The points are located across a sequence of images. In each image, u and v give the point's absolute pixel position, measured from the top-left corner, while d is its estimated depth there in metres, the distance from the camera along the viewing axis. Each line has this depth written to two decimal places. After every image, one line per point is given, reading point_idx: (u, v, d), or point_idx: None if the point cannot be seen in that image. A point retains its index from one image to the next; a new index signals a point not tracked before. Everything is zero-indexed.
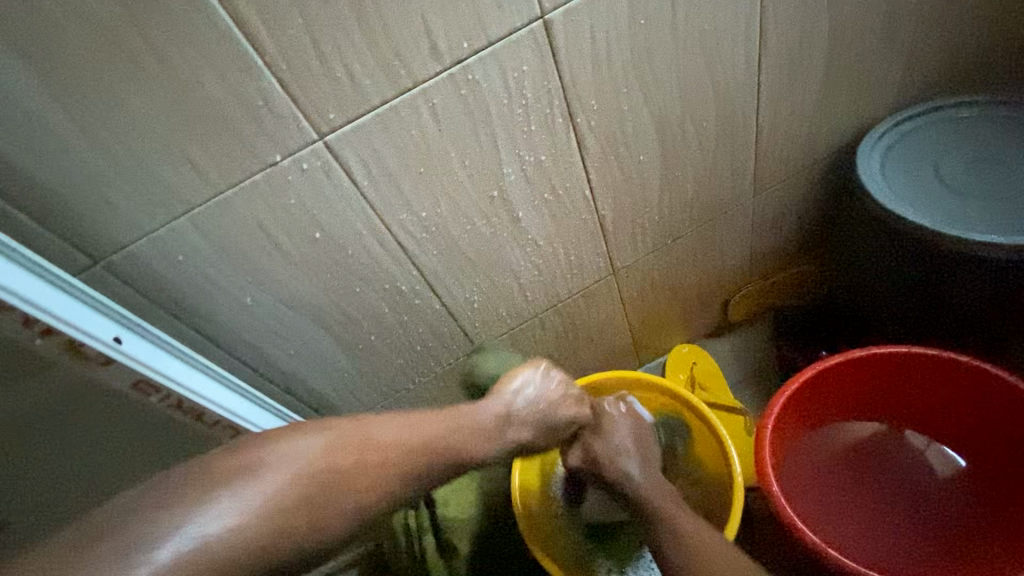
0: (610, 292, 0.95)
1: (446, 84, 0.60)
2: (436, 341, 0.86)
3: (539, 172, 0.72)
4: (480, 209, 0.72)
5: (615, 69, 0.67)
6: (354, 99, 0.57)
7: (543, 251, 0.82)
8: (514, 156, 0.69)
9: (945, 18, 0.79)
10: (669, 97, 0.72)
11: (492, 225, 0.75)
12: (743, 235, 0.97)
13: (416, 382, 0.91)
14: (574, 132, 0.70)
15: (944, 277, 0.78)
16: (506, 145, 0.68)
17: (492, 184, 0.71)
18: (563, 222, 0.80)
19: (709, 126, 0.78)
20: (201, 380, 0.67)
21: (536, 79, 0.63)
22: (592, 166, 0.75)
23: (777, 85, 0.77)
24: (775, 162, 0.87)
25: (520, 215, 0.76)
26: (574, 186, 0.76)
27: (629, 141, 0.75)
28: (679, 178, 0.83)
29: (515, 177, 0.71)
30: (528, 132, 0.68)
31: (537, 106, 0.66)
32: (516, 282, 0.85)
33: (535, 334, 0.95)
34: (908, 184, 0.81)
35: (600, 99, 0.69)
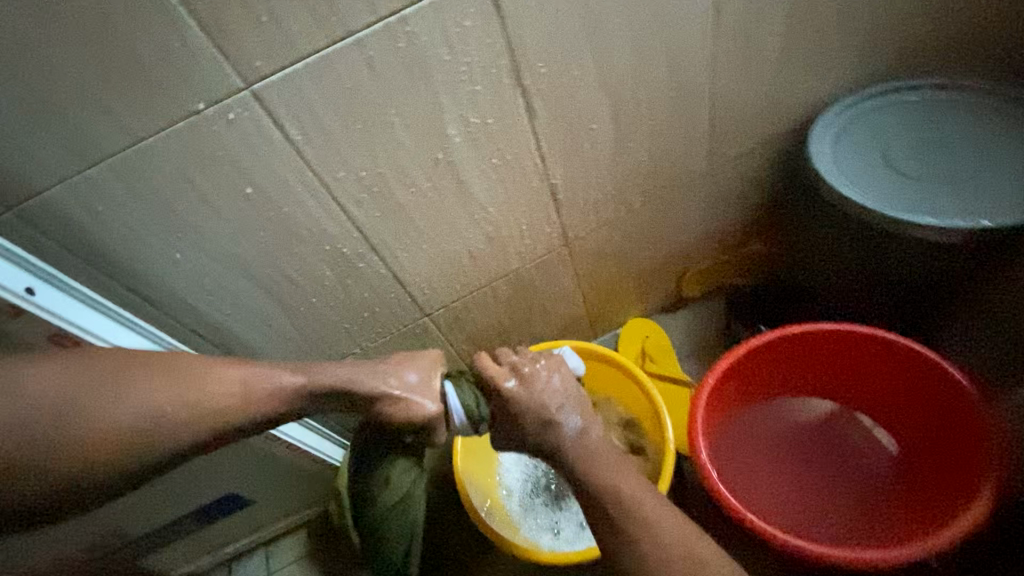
0: (563, 263, 0.94)
1: (382, 35, 0.57)
2: (383, 304, 0.85)
3: (486, 135, 0.70)
4: (425, 170, 0.71)
5: (565, 33, 0.65)
6: (285, 47, 0.54)
7: (493, 218, 0.81)
8: (460, 116, 0.67)
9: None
10: (623, 60, 0.70)
11: (439, 188, 0.74)
12: (699, 210, 0.97)
13: (366, 347, 0.90)
14: (523, 95, 0.68)
15: (886, 257, 0.79)
16: (450, 104, 0.66)
17: (437, 145, 0.69)
18: (515, 188, 0.79)
19: (665, 95, 0.77)
20: (133, 339, 0.64)
21: (480, 38, 0.61)
22: (542, 130, 0.73)
23: (735, 57, 0.76)
24: (732, 134, 0.86)
25: (466, 178, 0.74)
26: (525, 151, 0.75)
27: (582, 108, 0.73)
28: (634, 147, 0.82)
29: (460, 139, 0.69)
30: (472, 92, 0.65)
31: (483, 63, 0.63)
32: (465, 250, 0.84)
33: (487, 303, 0.95)
34: (854, 165, 0.82)
35: (547, 62, 0.67)
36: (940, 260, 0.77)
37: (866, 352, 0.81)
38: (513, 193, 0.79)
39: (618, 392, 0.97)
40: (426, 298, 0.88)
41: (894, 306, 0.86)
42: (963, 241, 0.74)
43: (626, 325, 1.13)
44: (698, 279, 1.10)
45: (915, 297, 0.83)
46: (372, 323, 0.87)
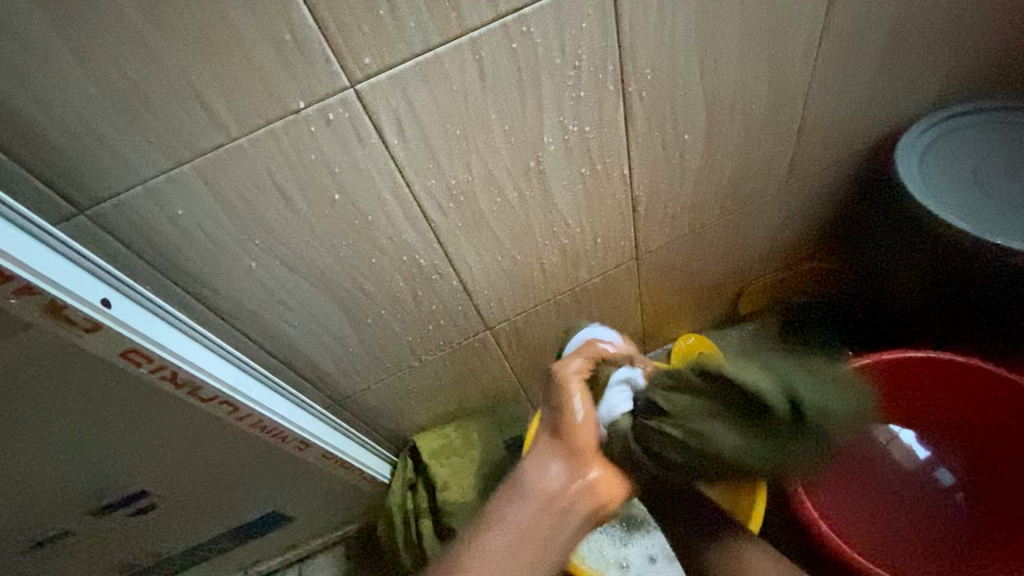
0: (630, 278, 0.91)
1: (499, 34, 0.53)
2: (450, 317, 0.81)
3: (581, 144, 0.66)
4: (516, 179, 0.66)
5: (677, 39, 0.61)
6: (398, 43, 0.50)
7: (573, 229, 0.77)
8: (560, 123, 0.63)
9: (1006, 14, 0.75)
10: (727, 71, 0.67)
11: (525, 198, 0.69)
12: (769, 225, 0.94)
13: (426, 360, 0.86)
14: (624, 103, 0.64)
15: (980, 284, 0.77)
16: (552, 110, 0.61)
17: (531, 153, 0.65)
18: (598, 199, 0.75)
19: (759, 108, 0.73)
20: (203, 357, 0.59)
21: (595, 41, 0.57)
22: (636, 141, 0.69)
23: (832, 71, 0.73)
24: (813, 151, 0.84)
25: (553, 189, 0.70)
26: (616, 161, 0.71)
27: (679, 118, 0.69)
28: (719, 160, 0.78)
29: (555, 147, 0.65)
30: (576, 97, 0.61)
31: (592, 67, 0.59)
32: (539, 262, 0.80)
33: (550, 317, 0.91)
34: (944, 186, 0.79)
35: (655, 68, 0.63)
36: None
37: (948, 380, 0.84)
38: (596, 205, 0.75)
39: None
40: (493, 311, 0.84)
41: (975, 334, 0.84)
42: None
43: (679, 341, 1.10)
44: (755, 297, 1.08)
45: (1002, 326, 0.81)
46: (435, 335, 0.82)
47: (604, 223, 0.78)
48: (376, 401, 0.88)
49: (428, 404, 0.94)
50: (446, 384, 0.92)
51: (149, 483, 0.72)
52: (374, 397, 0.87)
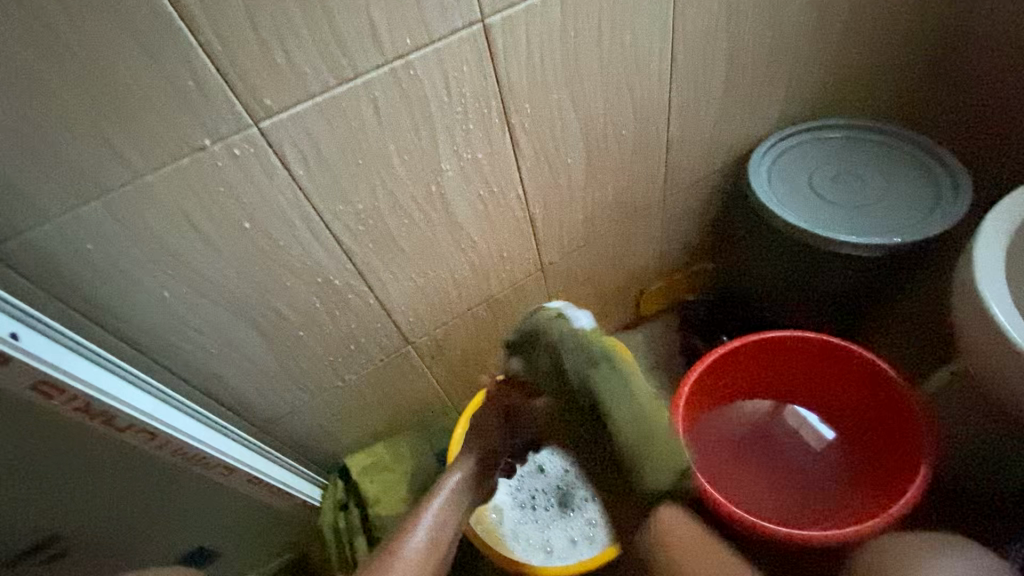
0: (538, 287, 1.00)
1: (388, 78, 0.61)
2: (370, 334, 0.85)
3: (475, 168, 0.75)
4: (419, 202, 0.74)
5: (547, 76, 0.72)
6: (295, 86, 0.56)
7: (477, 245, 0.85)
8: (453, 151, 0.71)
9: (821, 51, 0.92)
10: (596, 102, 0.78)
11: (430, 218, 0.77)
12: (657, 234, 1.07)
13: (349, 379, 0.89)
14: (509, 131, 0.74)
15: (821, 272, 0.92)
16: (444, 140, 0.70)
17: (430, 179, 0.72)
18: (499, 217, 0.83)
19: (630, 132, 0.85)
20: (123, 389, 0.61)
21: (476, 81, 0.66)
22: (524, 164, 0.79)
23: (687, 99, 0.87)
24: (684, 167, 0.97)
25: (456, 209, 0.78)
26: (509, 182, 0.80)
27: (560, 143, 0.80)
28: (603, 178, 0.89)
29: (451, 172, 0.73)
30: (465, 130, 0.70)
31: (476, 103, 0.68)
32: (450, 277, 0.87)
33: (468, 329, 0.97)
34: (787, 192, 0.94)
35: (532, 102, 0.73)
36: (865, 273, 0.90)
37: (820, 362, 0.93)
38: (497, 222, 0.84)
39: None
40: (411, 327, 0.89)
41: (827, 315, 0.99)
42: (882, 256, 0.87)
43: None
44: (654, 298, 1.20)
45: (846, 305, 0.96)
46: (356, 354, 0.86)
47: (507, 238, 0.86)
48: (304, 425, 0.90)
49: (356, 423, 0.97)
50: (372, 401, 0.96)
51: (62, 526, 0.70)
52: (301, 420, 0.90)
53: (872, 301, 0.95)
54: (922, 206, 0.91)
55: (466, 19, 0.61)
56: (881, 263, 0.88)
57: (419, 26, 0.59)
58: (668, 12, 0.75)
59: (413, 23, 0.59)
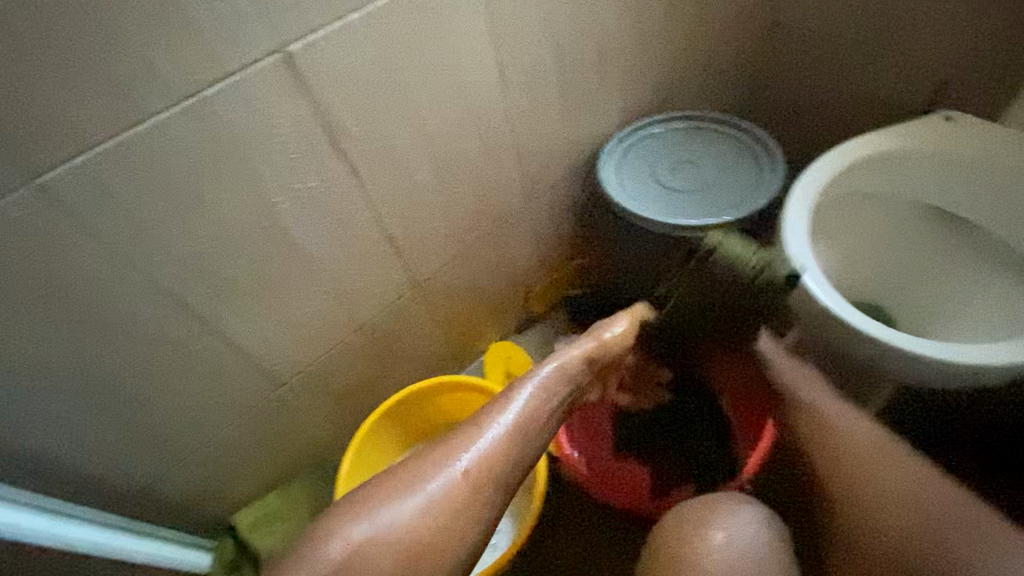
0: (414, 305, 1.00)
1: (186, 118, 0.60)
2: (224, 379, 0.81)
3: (312, 196, 0.74)
4: (254, 237, 0.72)
5: (369, 99, 0.72)
6: (74, 139, 0.55)
7: (336, 273, 0.84)
8: (282, 182, 0.70)
9: (646, 55, 1.00)
10: (431, 120, 0.80)
11: (271, 252, 0.75)
12: (527, 239, 1.11)
13: (216, 430, 0.86)
14: (340, 156, 0.74)
15: (672, 255, 1.00)
16: (270, 172, 0.69)
17: (264, 212, 0.71)
18: (351, 242, 0.82)
19: (473, 145, 0.88)
20: None
21: (288, 110, 0.66)
22: (366, 185, 0.79)
23: (523, 110, 0.90)
24: (541, 174, 1.02)
25: (301, 239, 0.77)
26: (356, 206, 0.79)
27: (401, 162, 0.80)
28: (459, 191, 0.91)
29: (287, 204, 0.72)
30: (292, 159, 0.69)
31: (294, 133, 0.68)
32: (312, 309, 0.85)
33: (345, 357, 0.96)
34: (635, 186, 1.03)
35: (360, 125, 0.73)
36: (712, 251, 0.99)
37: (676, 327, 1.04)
38: (350, 246, 0.83)
39: None
40: (277, 365, 0.87)
41: None
42: (720, 235, 0.96)
43: (488, 351, 1.22)
44: (540, 297, 1.25)
45: (702, 281, 1.05)
46: (216, 403, 0.84)
47: (362, 259, 0.86)
48: (168, 485, 0.86)
49: (235, 474, 0.93)
50: (248, 447, 0.92)
51: None
52: (161, 481, 0.85)
53: (723, 274, 1.05)
54: (752, 184, 1.00)
55: (261, 51, 0.61)
56: (721, 241, 0.98)
57: (209, 63, 0.58)
58: (485, 31, 0.78)
59: (199, 60, 0.58)
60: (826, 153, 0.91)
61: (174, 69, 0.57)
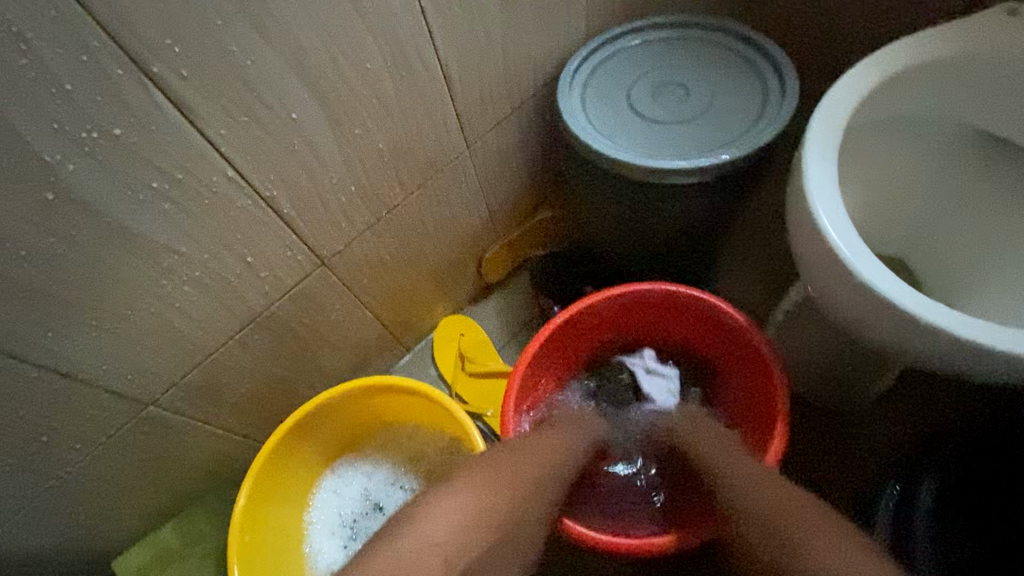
0: (327, 286, 0.78)
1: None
2: (51, 408, 0.60)
3: (122, 152, 0.50)
4: (34, 218, 0.48)
5: None
6: None
7: (195, 259, 0.61)
8: (56, 132, 0.46)
9: None
10: (301, 27, 0.54)
11: (72, 238, 0.51)
12: (473, 192, 0.87)
13: (63, 472, 0.66)
14: (155, 88, 0.48)
15: (654, 206, 0.79)
16: (29, 117, 0.44)
17: (38, 180, 0.47)
18: (208, 213, 0.59)
19: (376, 66, 0.62)
20: None
21: (28, 10, 0.40)
22: (212, 131, 0.54)
23: (447, 14, 0.65)
24: (483, 107, 0.77)
25: (120, 215, 0.53)
26: (203, 164, 0.55)
27: (262, 94, 0.55)
28: (366, 134, 0.67)
29: (78, 166, 0.48)
30: (63, 95, 0.44)
31: (57, 52, 0.43)
32: (169, 308, 0.62)
33: (239, 359, 0.75)
34: (605, 118, 0.79)
35: (179, 38, 0.47)
36: (705, 199, 0.77)
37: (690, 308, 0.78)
38: (208, 220, 0.59)
39: (423, 414, 0.82)
40: (135, 384, 0.65)
41: (676, 252, 0.87)
42: (716, 178, 0.74)
43: (438, 329, 1.01)
44: (499, 262, 1.01)
45: (692, 236, 0.84)
46: (51, 441, 0.63)
47: (232, 236, 0.62)
48: (9, 537, 0.67)
49: (111, 513, 0.74)
50: (122, 479, 0.72)
51: None
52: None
53: (718, 226, 0.84)
54: (755, 109, 0.77)
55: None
56: (717, 186, 0.76)
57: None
58: None
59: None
60: (885, 51, 0.68)
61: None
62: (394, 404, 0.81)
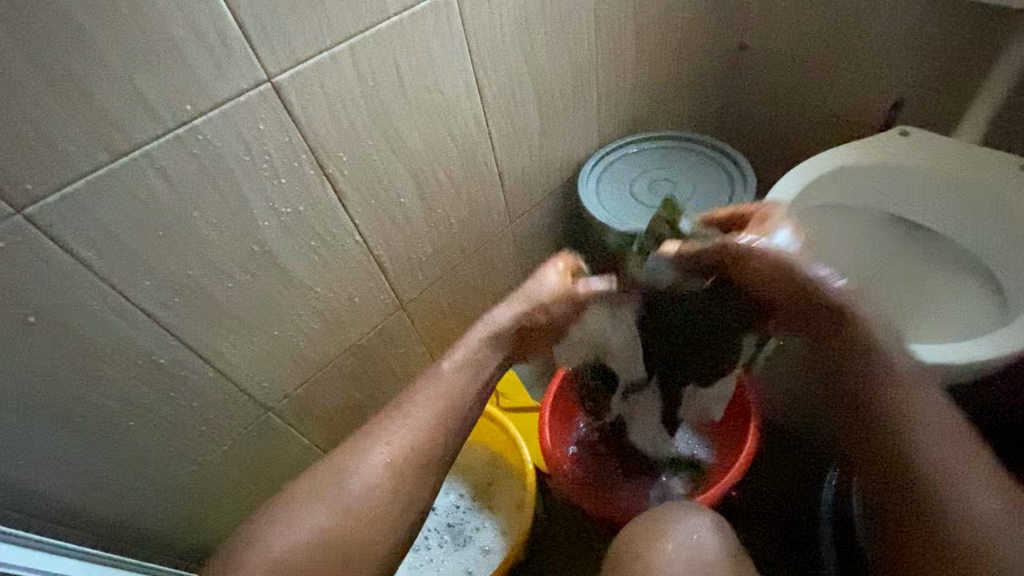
0: (402, 325, 1.01)
1: (173, 146, 0.62)
2: (210, 405, 0.81)
3: (299, 222, 0.75)
4: (239, 261, 0.73)
5: (354, 125, 0.74)
6: (59, 167, 0.56)
7: (323, 296, 0.85)
8: (267, 208, 0.72)
9: (620, 78, 1.05)
10: (415, 143, 0.82)
11: (255, 275, 0.75)
12: (512, 257, 1.12)
13: (200, 460, 0.85)
14: (328, 181, 0.75)
15: None
16: (255, 198, 0.70)
17: (249, 238, 0.72)
18: (337, 265, 0.83)
19: (456, 166, 0.90)
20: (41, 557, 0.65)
21: (274, 136, 0.68)
22: (351, 207, 0.80)
23: (505, 131, 0.94)
24: (523, 194, 1.05)
25: (287, 262, 0.77)
26: (343, 229, 0.81)
27: (386, 183, 0.82)
28: (444, 212, 0.93)
29: (273, 229, 0.73)
30: (278, 184, 0.71)
31: (281, 156, 0.69)
32: (298, 332, 0.85)
33: (333, 379, 0.96)
34: (614, 204, 1.06)
35: (347, 150, 0.75)
36: None
37: None
38: (336, 268, 0.84)
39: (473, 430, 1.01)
40: (264, 391, 0.86)
41: None
42: None
43: None
44: None
45: None
46: (201, 433, 0.83)
47: (348, 282, 0.86)
48: (149, 516, 0.85)
49: (221, 502, 0.92)
50: (235, 475, 0.91)
51: None
52: (140, 512, 0.84)
53: None
54: (725, 199, 1.05)
55: (248, 80, 0.63)
56: None
57: (198, 92, 0.60)
58: (465, 57, 0.81)
59: (191, 92, 0.60)
60: (830, 151, 0.97)
61: (165, 98, 0.59)
62: None
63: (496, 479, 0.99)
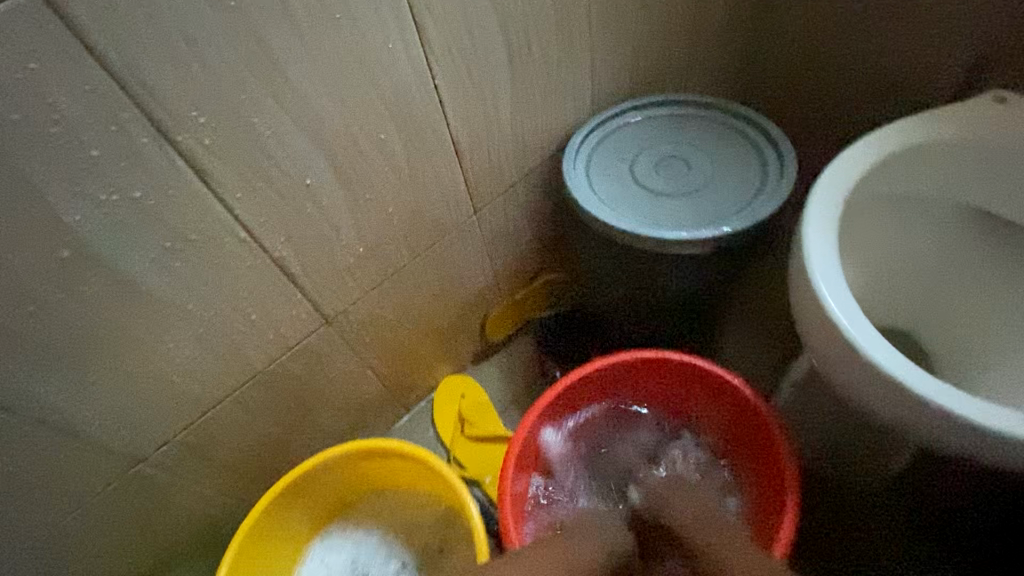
0: (329, 345, 0.78)
1: None
2: (41, 461, 0.60)
3: (139, 215, 0.52)
4: (47, 273, 0.50)
5: (211, 73, 0.49)
6: None
7: (200, 316, 0.62)
8: (78, 196, 0.48)
9: (622, 19, 0.79)
10: (319, 102, 0.57)
11: (79, 292, 0.52)
12: (479, 254, 0.88)
13: (44, 525, 0.64)
14: (177, 156, 0.51)
15: (657, 275, 0.79)
16: (53, 181, 0.47)
17: (56, 240, 0.49)
18: (216, 273, 0.60)
19: (389, 136, 0.65)
20: None
21: (65, 86, 0.44)
22: (225, 194, 0.56)
23: (460, 88, 0.68)
24: (490, 175, 0.80)
25: (130, 273, 0.54)
26: (216, 225, 0.57)
27: (278, 159, 0.57)
28: (376, 199, 0.69)
29: (95, 227, 0.50)
30: (89, 160, 0.47)
31: (87, 119, 0.46)
32: (168, 364, 0.63)
33: (235, 416, 0.74)
34: (607, 189, 0.81)
35: (204, 110, 0.50)
36: (706, 269, 0.78)
37: (690, 374, 0.77)
38: (215, 278, 0.60)
39: (417, 477, 0.79)
40: (127, 439, 0.65)
41: (681, 321, 0.87)
42: (716, 250, 0.75)
43: (437, 389, 1.00)
44: (502, 322, 1.01)
45: (695, 306, 0.84)
46: (36, 495, 0.62)
47: (237, 295, 0.63)
48: None
49: (91, 568, 0.72)
50: (104, 537, 0.70)
51: None
52: None
53: (721, 296, 0.84)
54: (755, 184, 0.79)
55: None
56: (718, 257, 0.77)
57: None
58: None
59: None
60: (905, 121, 0.71)
61: None
62: (388, 467, 0.79)
63: (447, 543, 0.78)
